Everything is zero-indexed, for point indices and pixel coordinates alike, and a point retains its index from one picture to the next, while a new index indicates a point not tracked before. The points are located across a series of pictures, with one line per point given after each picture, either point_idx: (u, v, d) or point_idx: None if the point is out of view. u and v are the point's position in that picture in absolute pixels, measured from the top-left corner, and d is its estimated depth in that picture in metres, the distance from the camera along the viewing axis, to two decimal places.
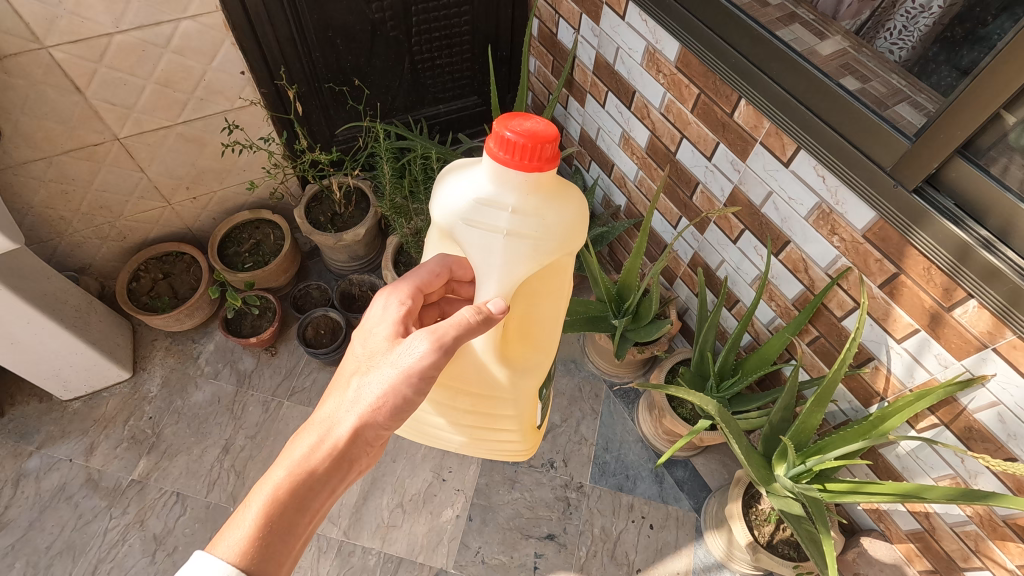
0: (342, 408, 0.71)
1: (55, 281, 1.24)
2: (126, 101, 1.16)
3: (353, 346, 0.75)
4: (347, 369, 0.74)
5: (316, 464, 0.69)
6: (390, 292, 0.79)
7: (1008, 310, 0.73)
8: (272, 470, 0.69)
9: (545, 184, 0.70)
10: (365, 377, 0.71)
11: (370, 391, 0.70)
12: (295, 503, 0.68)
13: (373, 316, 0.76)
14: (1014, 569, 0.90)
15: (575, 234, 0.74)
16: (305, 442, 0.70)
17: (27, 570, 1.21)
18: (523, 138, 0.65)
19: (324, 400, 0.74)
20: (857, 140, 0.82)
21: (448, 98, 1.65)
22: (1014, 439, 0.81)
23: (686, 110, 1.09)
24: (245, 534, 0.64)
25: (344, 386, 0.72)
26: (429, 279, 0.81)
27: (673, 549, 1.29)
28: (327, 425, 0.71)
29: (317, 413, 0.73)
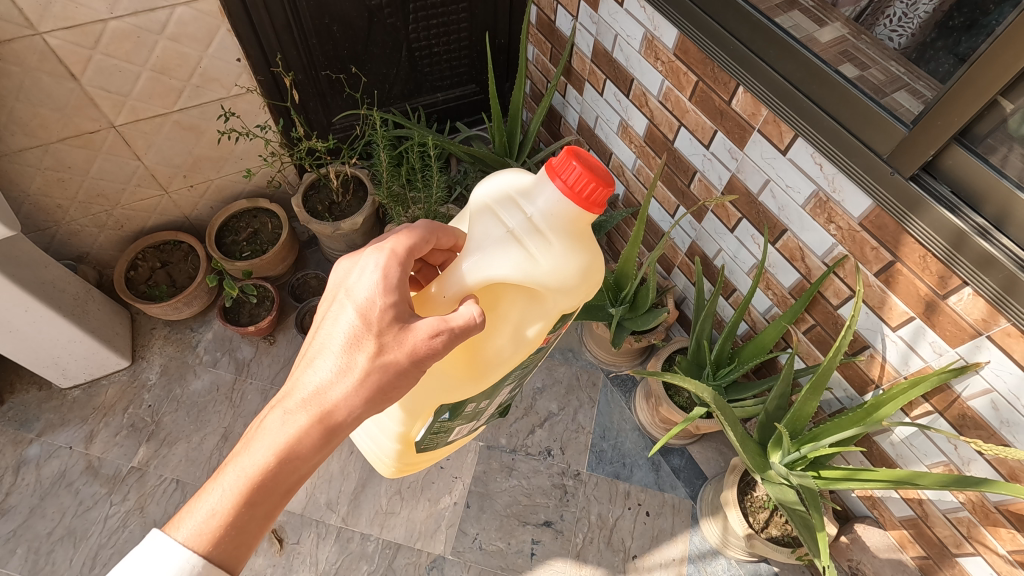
0: (336, 387, 0.63)
1: (53, 269, 1.24)
2: (122, 88, 1.16)
3: (347, 309, 0.64)
4: (339, 339, 0.64)
5: (303, 449, 0.63)
6: (395, 257, 0.66)
7: (1003, 298, 0.73)
8: (250, 449, 0.63)
9: (571, 227, 0.69)
10: (369, 358, 0.63)
11: (375, 378, 0.63)
12: (271, 487, 0.62)
13: (372, 279, 0.65)
14: (1006, 554, 0.91)
15: (567, 284, 0.71)
16: (291, 422, 0.62)
17: (28, 557, 1.22)
18: (584, 171, 0.65)
19: (309, 369, 0.65)
20: (855, 127, 0.82)
21: (446, 86, 1.64)
22: (1007, 426, 0.82)
23: (684, 98, 1.08)
24: (219, 517, 0.60)
25: (338, 361, 0.63)
26: (420, 246, 0.69)
27: (669, 536, 1.30)
28: (316, 404, 0.63)
29: (301, 383, 0.64)
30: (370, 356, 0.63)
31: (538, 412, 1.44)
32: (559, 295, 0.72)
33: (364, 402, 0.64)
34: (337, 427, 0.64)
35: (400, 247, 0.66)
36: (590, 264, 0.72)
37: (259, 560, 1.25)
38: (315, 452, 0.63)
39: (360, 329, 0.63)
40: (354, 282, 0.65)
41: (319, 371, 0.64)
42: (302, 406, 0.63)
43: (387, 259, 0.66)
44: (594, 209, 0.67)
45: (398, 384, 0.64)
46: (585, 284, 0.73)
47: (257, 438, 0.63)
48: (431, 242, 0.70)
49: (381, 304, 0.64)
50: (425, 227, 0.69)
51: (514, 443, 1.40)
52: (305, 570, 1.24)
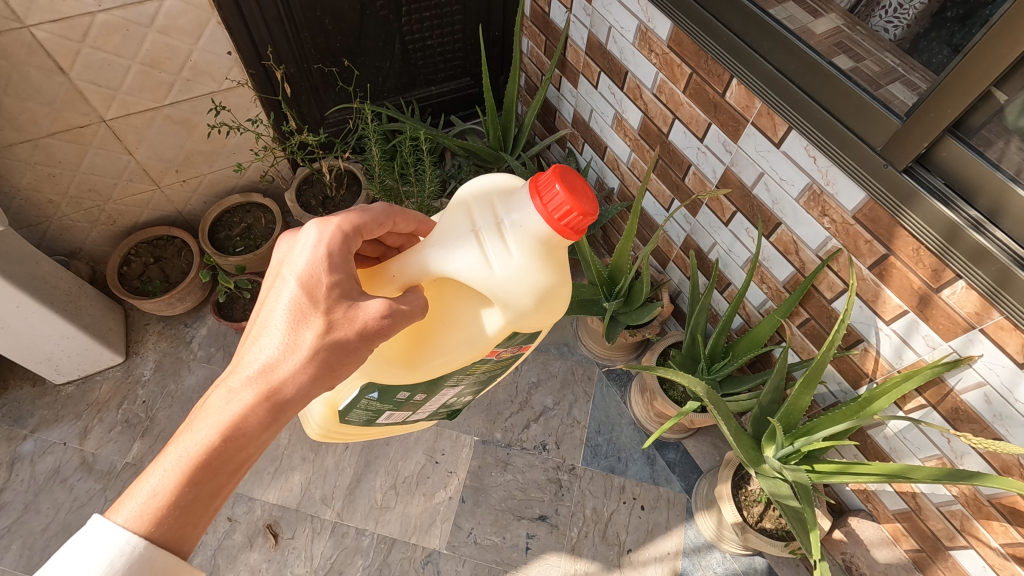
0: (283, 363, 0.61)
1: (44, 265, 1.23)
2: (112, 82, 1.15)
3: (291, 284, 0.63)
4: (283, 315, 0.62)
5: (250, 426, 0.61)
6: (340, 232, 0.67)
7: (997, 291, 0.73)
8: (192, 429, 0.60)
9: (538, 246, 0.67)
10: (316, 335, 0.62)
11: (323, 355, 0.62)
12: (216, 467, 0.60)
13: (318, 254, 0.65)
14: (998, 547, 0.91)
15: (520, 302, 0.69)
16: (235, 400, 0.60)
17: (22, 552, 1.22)
18: (566, 198, 0.63)
19: (253, 345, 0.63)
20: (849, 119, 0.81)
21: (440, 80, 1.63)
22: (1000, 420, 0.81)
23: (678, 90, 1.08)
24: (161, 497, 0.58)
25: (284, 338, 0.62)
26: (371, 225, 0.72)
27: (663, 529, 1.30)
28: (262, 380, 0.61)
29: (244, 360, 0.62)
30: (318, 333, 0.62)
31: (533, 406, 1.44)
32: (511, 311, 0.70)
33: (312, 379, 0.62)
34: (285, 404, 0.62)
35: (346, 224, 0.67)
36: (550, 287, 0.69)
37: (254, 555, 1.25)
38: (262, 430, 0.61)
39: (305, 303, 0.63)
40: (298, 257, 0.65)
41: (264, 347, 0.62)
42: (247, 383, 0.61)
43: (331, 234, 0.66)
44: (568, 233, 0.66)
45: (347, 361, 0.63)
46: (542, 307, 0.71)
47: (199, 417, 0.61)
48: (384, 224, 0.74)
49: (327, 280, 0.64)
50: (380, 208, 0.73)
51: (509, 438, 1.40)
52: (300, 565, 1.24)
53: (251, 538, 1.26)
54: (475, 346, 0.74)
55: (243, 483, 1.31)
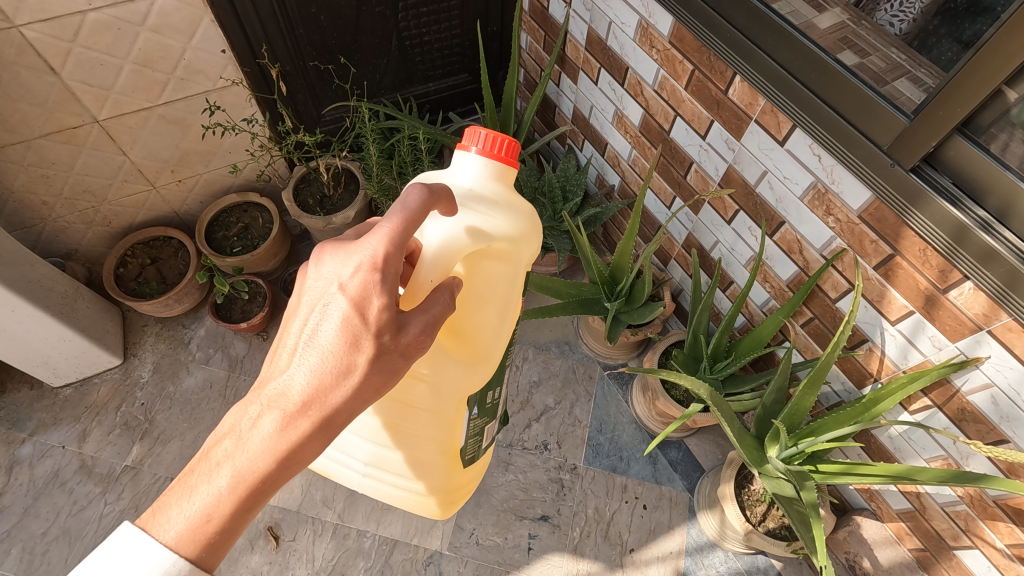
0: (335, 388, 0.58)
1: (39, 268, 1.21)
2: (104, 82, 1.13)
3: (342, 302, 0.58)
4: (336, 337, 0.58)
5: (302, 451, 0.57)
6: (397, 246, 0.59)
7: (1005, 293, 0.71)
8: (239, 452, 0.55)
9: (503, 183, 0.71)
10: (370, 359, 0.59)
11: (375, 378, 0.59)
12: (263, 490, 0.56)
13: (371, 272, 0.58)
14: (1003, 548, 0.91)
15: (519, 232, 0.71)
16: (288, 425, 0.56)
17: (23, 557, 1.22)
18: (493, 131, 0.69)
19: (300, 365, 0.58)
20: (854, 117, 0.80)
21: (438, 76, 1.61)
22: (1007, 421, 0.81)
23: (679, 87, 1.06)
24: (213, 522, 0.54)
25: (337, 362, 0.58)
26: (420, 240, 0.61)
27: (666, 528, 1.30)
28: (314, 405, 0.57)
29: (293, 381, 0.57)
30: (372, 357, 0.59)
31: (534, 406, 1.43)
32: (524, 245, 0.72)
33: (362, 401, 0.60)
34: (335, 427, 0.59)
35: (399, 236, 0.59)
36: (532, 212, 0.73)
37: (255, 557, 1.24)
38: (312, 455, 0.58)
39: (357, 323, 0.58)
40: (350, 272, 0.59)
41: (314, 370, 0.58)
42: (300, 408, 0.57)
43: (387, 247, 0.58)
44: (513, 161, 0.70)
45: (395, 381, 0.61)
46: (536, 232, 0.74)
47: (247, 440, 0.56)
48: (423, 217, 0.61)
49: (381, 301, 0.58)
50: (419, 201, 0.60)
51: (510, 438, 1.39)
52: (302, 567, 1.23)
53: (252, 541, 1.26)
54: (513, 304, 0.75)
55: None
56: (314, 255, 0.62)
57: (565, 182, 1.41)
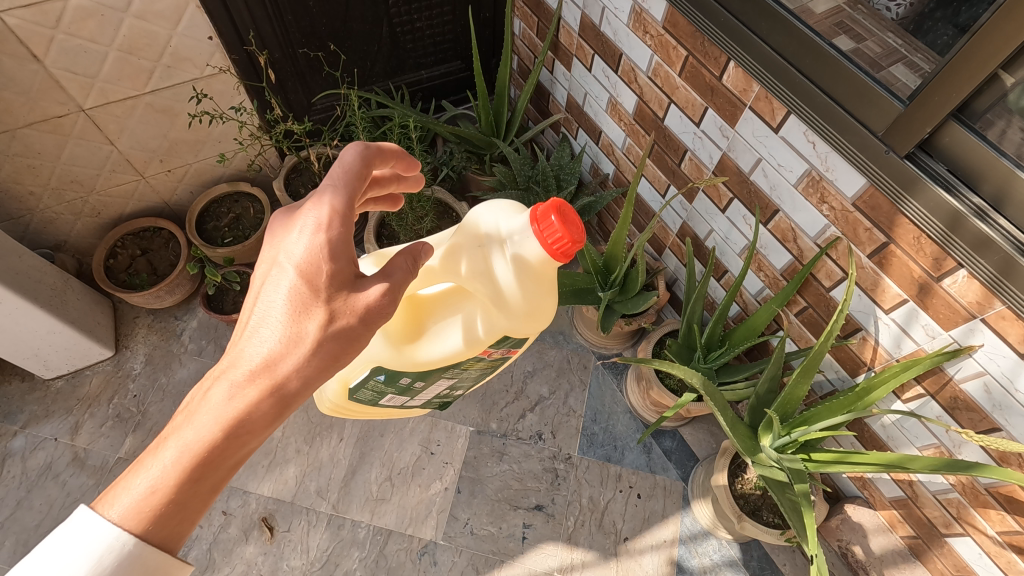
0: (284, 358, 0.57)
1: (26, 259, 1.20)
2: (89, 70, 1.11)
3: (289, 272, 0.59)
4: (282, 304, 0.58)
5: (252, 424, 0.56)
6: (339, 210, 0.61)
7: (999, 281, 0.71)
8: (188, 423, 0.55)
9: (543, 265, 0.69)
10: (319, 326, 0.58)
11: (327, 347, 0.58)
12: (216, 464, 0.56)
13: (316, 243, 0.60)
14: (995, 535, 0.91)
15: (509, 305, 0.72)
16: (237, 395, 0.56)
17: (17, 549, 1.22)
18: (562, 226, 0.65)
19: (250, 337, 0.58)
20: (849, 104, 0.79)
21: (430, 63, 1.59)
22: (1000, 410, 0.80)
23: (673, 73, 1.05)
24: (160, 493, 0.53)
25: (284, 330, 0.58)
26: (355, 189, 0.63)
27: (660, 517, 1.30)
28: (264, 375, 0.57)
29: (241, 354, 0.58)
30: (321, 325, 0.58)
31: (528, 396, 1.43)
32: (509, 315, 0.73)
33: (316, 372, 0.59)
34: (290, 399, 0.58)
35: (341, 204, 0.61)
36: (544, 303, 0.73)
37: (250, 548, 1.24)
38: (267, 424, 0.57)
39: (306, 294, 0.59)
40: (295, 244, 0.60)
41: (262, 340, 0.58)
42: (249, 378, 0.57)
43: (327, 212, 0.61)
44: (560, 259, 0.68)
45: (354, 350, 0.60)
46: (529, 319, 0.74)
47: (198, 411, 0.56)
48: (363, 174, 0.64)
49: (327, 267, 0.59)
50: (352, 157, 0.63)
51: (504, 428, 1.39)
52: (297, 557, 1.24)
53: (246, 532, 1.26)
54: (475, 340, 0.77)
55: (237, 477, 1.31)
56: (268, 229, 0.65)
57: (558, 171, 1.39)
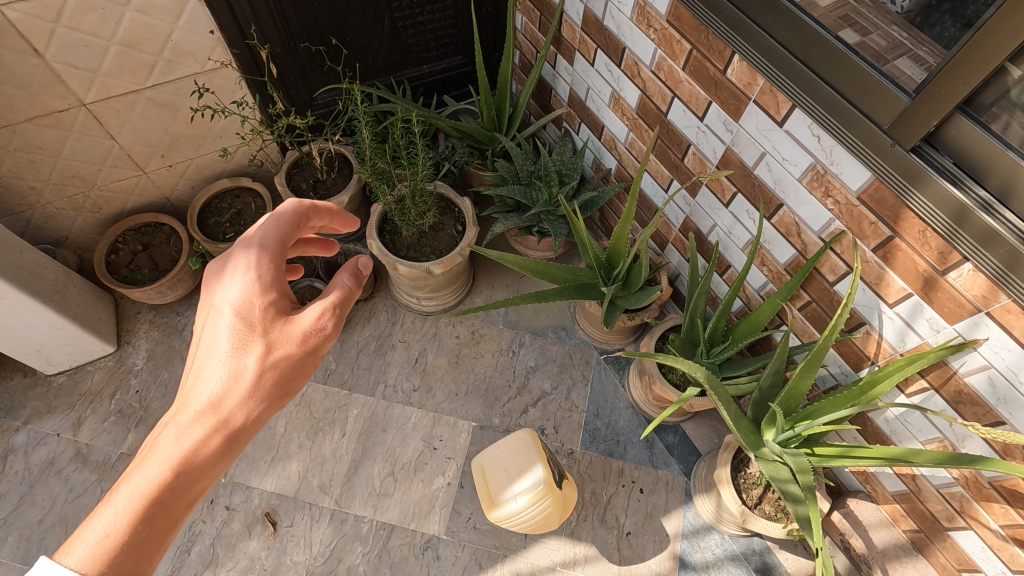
0: (230, 393, 0.66)
1: (28, 255, 1.20)
2: (89, 64, 1.10)
3: (228, 316, 0.68)
4: (224, 345, 0.67)
5: (203, 458, 0.62)
6: (266, 254, 0.71)
7: (1005, 274, 0.71)
8: (143, 465, 0.60)
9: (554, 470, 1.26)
10: (258, 358, 0.67)
11: (267, 375, 0.68)
12: (172, 502, 0.60)
13: (250, 284, 0.69)
14: (998, 529, 0.91)
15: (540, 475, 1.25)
16: (185, 434, 0.62)
17: (20, 544, 1.22)
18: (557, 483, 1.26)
19: (196, 380, 0.66)
20: (855, 97, 0.78)
21: (432, 58, 1.58)
22: (1004, 403, 0.80)
23: (677, 67, 1.04)
24: (116, 536, 0.56)
25: (227, 367, 0.66)
26: (287, 234, 0.73)
27: (662, 512, 1.30)
28: (212, 412, 0.64)
29: (187, 398, 0.65)
30: (261, 356, 0.68)
31: (531, 391, 1.43)
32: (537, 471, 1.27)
33: (259, 402, 0.67)
34: (238, 431, 0.65)
35: (270, 245, 0.71)
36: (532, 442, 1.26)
37: (253, 543, 1.24)
38: (216, 460, 0.63)
39: (244, 331, 0.67)
40: (228, 290, 0.69)
41: (208, 382, 0.66)
42: (197, 416, 0.63)
43: (257, 258, 0.70)
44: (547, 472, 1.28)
45: (294, 375, 0.70)
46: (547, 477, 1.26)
47: (149, 455, 0.61)
48: (296, 224, 0.75)
49: (260, 303, 0.69)
50: (289, 211, 0.74)
51: (507, 423, 1.39)
52: (300, 552, 1.24)
53: (249, 527, 1.26)
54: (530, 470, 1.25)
55: (240, 472, 1.31)
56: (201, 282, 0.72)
57: (561, 167, 1.38)
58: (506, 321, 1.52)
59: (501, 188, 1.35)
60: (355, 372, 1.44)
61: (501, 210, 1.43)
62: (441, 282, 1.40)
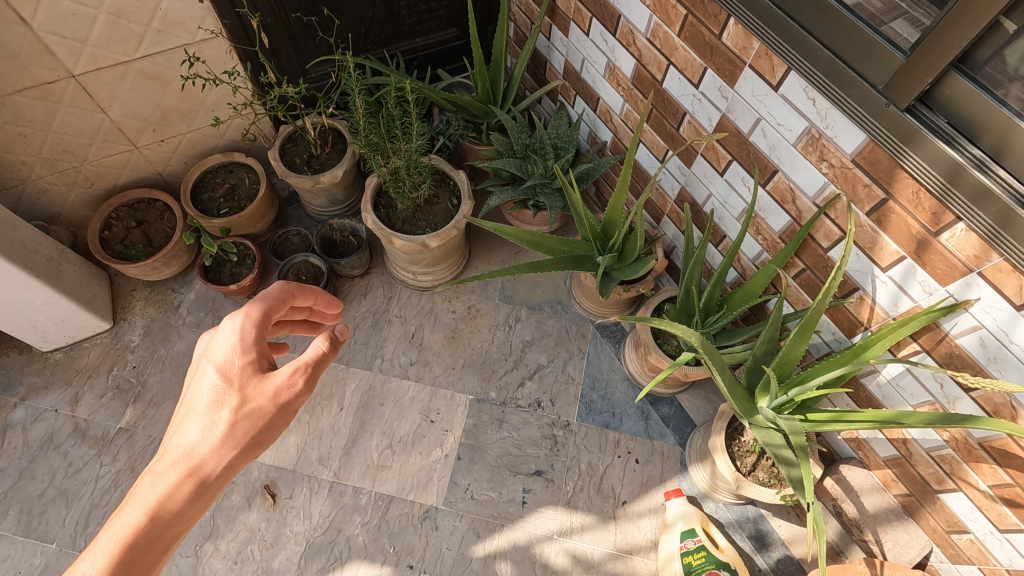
0: (205, 442, 0.64)
1: (22, 229, 1.19)
2: (77, 33, 1.09)
3: (209, 373, 0.67)
4: (203, 400, 0.66)
5: (176, 506, 0.60)
6: (249, 317, 0.68)
7: (997, 233, 0.71)
8: (122, 512, 0.59)
9: None
10: (232, 411, 0.65)
11: (240, 428, 0.65)
12: (145, 552, 0.58)
13: (232, 341, 0.68)
14: (986, 489, 0.92)
15: None
16: (159, 481, 0.61)
17: (21, 517, 1.23)
18: None
19: (177, 432, 0.65)
20: (851, 57, 0.78)
21: (425, 30, 1.56)
22: (994, 363, 0.81)
23: (673, 34, 1.03)
24: None
25: (204, 419, 0.65)
26: (277, 304, 0.69)
27: (658, 481, 1.32)
28: (186, 460, 0.63)
29: (168, 446, 0.64)
30: (235, 409, 0.66)
31: (527, 364, 1.44)
32: None
33: (234, 453, 0.65)
34: (212, 481, 0.63)
35: (256, 310, 0.68)
36: None
37: (253, 514, 1.26)
38: (189, 510, 0.61)
39: (222, 386, 0.66)
40: (215, 349, 0.68)
41: (187, 432, 0.65)
42: (172, 464, 0.62)
43: (242, 320, 0.68)
44: None
45: (267, 430, 0.67)
46: None
47: (126, 504, 0.60)
48: (286, 297, 0.70)
49: (240, 361, 0.67)
50: (277, 287, 0.69)
51: (504, 396, 1.40)
52: (299, 523, 1.25)
53: (249, 499, 1.27)
54: None
55: None
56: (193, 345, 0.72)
57: (556, 140, 1.37)
58: (502, 296, 1.52)
59: (495, 161, 1.33)
60: (352, 347, 1.44)
61: (497, 183, 1.42)
62: (437, 256, 1.40)
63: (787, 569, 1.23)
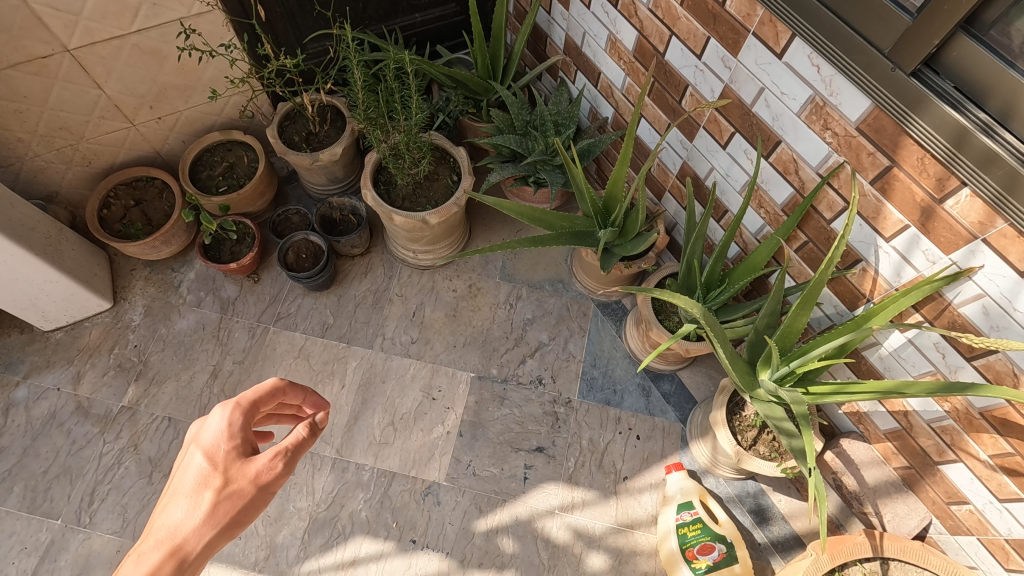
0: (187, 522, 0.56)
1: (19, 207, 1.18)
2: (71, 6, 1.07)
3: (193, 457, 0.60)
4: (186, 483, 0.58)
5: None
6: (239, 404, 0.62)
7: (1003, 198, 0.71)
8: None
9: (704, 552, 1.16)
10: (216, 492, 0.58)
11: (223, 508, 0.58)
12: None
13: (220, 426, 0.61)
14: (987, 459, 0.93)
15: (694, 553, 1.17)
16: (141, 561, 0.52)
17: (26, 494, 1.24)
18: None
19: (158, 516, 0.57)
20: (856, 21, 0.77)
21: (424, 6, 1.54)
22: (997, 331, 0.81)
23: (675, 3, 1.02)
24: None
25: (187, 501, 0.57)
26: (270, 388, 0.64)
27: (659, 457, 1.32)
28: (167, 541, 0.54)
29: (149, 528, 0.56)
30: (218, 490, 0.58)
31: (528, 342, 1.44)
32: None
33: (217, 534, 0.57)
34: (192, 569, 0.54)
35: (247, 394, 0.62)
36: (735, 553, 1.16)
37: None
38: None
39: (206, 470, 0.59)
40: (198, 433, 0.61)
41: (171, 514, 0.56)
42: (154, 546, 0.54)
43: (231, 406, 0.62)
44: None
45: (248, 512, 0.59)
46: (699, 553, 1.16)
47: None
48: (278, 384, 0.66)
49: (228, 445, 0.61)
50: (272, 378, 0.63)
51: (505, 373, 1.40)
52: (303, 500, 1.26)
53: None
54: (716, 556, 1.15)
55: None
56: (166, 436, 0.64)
57: (557, 116, 1.36)
58: (502, 274, 1.52)
59: (496, 137, 1.32)
60: (354, 325, 1.44)
61: (497, 160, 1.41)
62: (437, 234, 1.39)
63: (786, 542, 1.24)
